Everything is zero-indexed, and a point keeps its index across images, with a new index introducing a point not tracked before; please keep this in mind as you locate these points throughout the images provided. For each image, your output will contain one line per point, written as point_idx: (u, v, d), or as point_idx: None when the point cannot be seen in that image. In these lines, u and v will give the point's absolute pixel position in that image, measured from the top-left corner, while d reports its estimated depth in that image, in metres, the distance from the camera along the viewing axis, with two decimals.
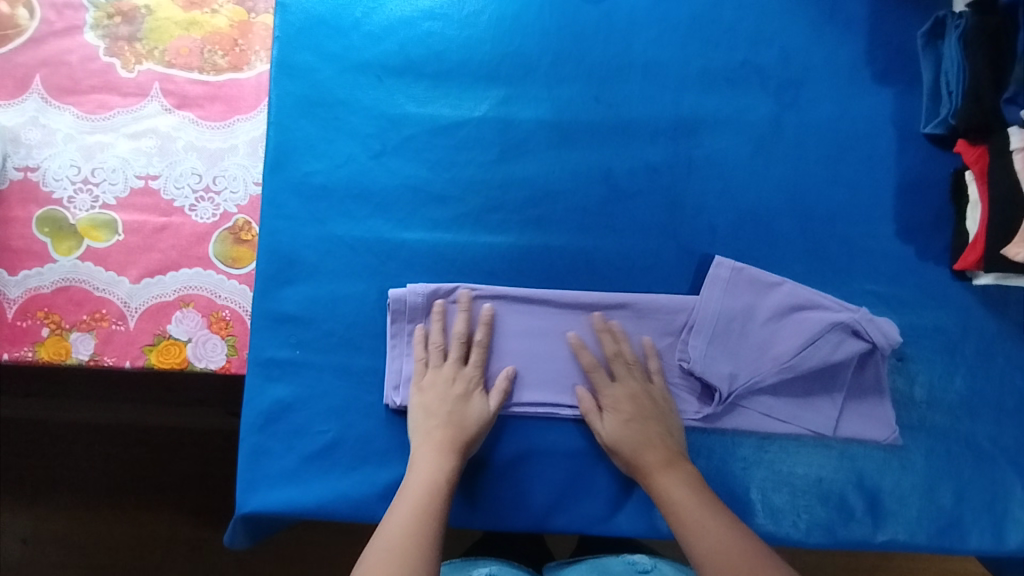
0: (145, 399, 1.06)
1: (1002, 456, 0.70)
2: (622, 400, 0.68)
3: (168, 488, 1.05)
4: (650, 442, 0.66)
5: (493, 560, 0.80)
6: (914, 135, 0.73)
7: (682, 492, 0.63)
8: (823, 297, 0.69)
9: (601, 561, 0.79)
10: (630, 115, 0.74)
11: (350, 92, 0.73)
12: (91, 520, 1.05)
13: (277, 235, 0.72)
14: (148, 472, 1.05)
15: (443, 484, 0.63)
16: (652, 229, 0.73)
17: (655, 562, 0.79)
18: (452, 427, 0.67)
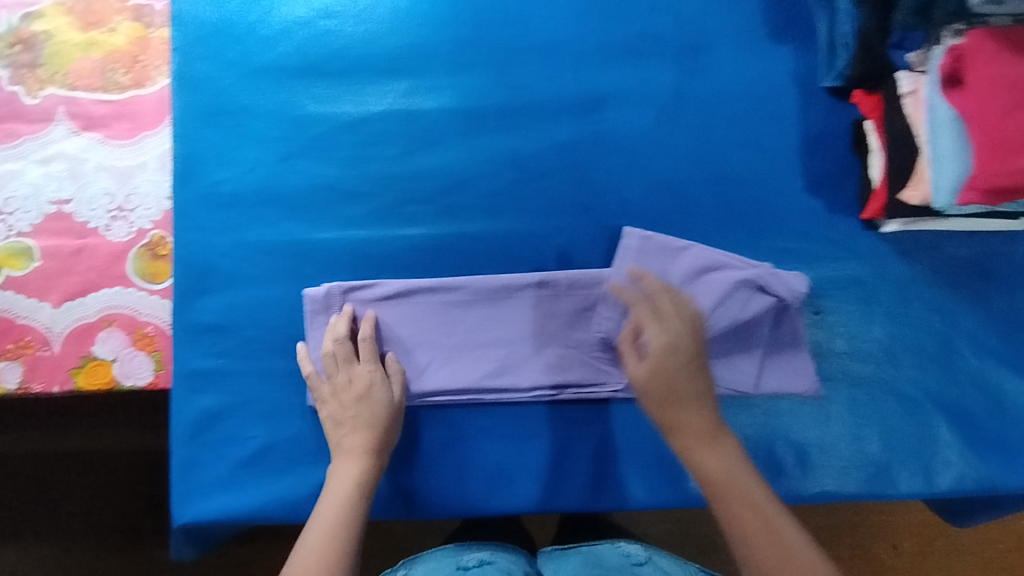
0: (70, 423, 1.02)
1: (926, 399, 0.71)
2: (669, 343, 0.66)
3: (115, 520, 1.01)
4: (684, 380, 0.65)
5: (487, 546, 0.80)
6: (815, 90, 0.73)
7: (723, 462, 0.62)
8: (729, 257, 0.71)
9: (596, 550, 0.79)
10: (534, 96, 0.73)
11: (253, 98, 0.73)
12: (39, 557, 1.01)
13: (191, 247, 0.72)
14: (91, 504, 1.01)
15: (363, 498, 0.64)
16: (565, 207, 0.72)
17: (650, 555, 0.78)
18: (363, 427, 0.67)
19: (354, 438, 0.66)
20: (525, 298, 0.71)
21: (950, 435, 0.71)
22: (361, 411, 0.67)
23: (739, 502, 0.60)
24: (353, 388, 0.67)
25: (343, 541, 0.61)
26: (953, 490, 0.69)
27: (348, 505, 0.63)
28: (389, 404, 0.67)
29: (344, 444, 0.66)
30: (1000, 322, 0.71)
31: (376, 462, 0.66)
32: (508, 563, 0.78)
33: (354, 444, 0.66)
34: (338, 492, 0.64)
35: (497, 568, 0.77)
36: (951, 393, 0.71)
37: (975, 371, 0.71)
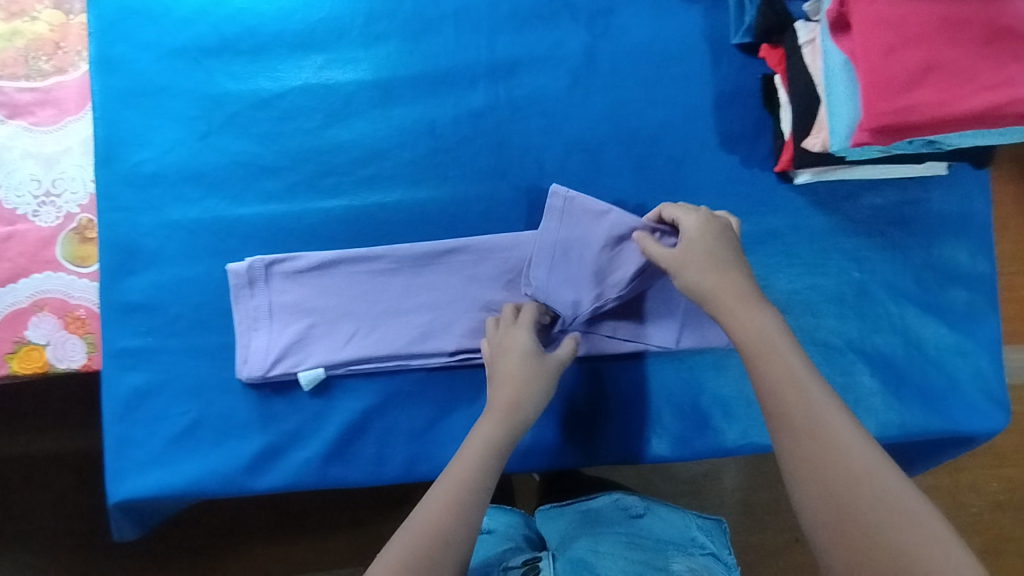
0: None
1: (848, 348, 0.72)
2: (700, 259, 0.60)
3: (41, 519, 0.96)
4: (729, 284, 0.59)
5: (486, 510, 0.82)
6: (726, 47, 0.74)
7: (781, 360, 0.53)
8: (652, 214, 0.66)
9: (595, 508, 0.80)
10: (448, 64, 0.73)
11: (171, 78, 0.73)
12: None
13: (115, 227, 0.73)
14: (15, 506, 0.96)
15: (499, 454, 0.58)
16: (484, 173, 0.73)
17: (648, 504, 0.79)
18: (516, 381, 0.62)
19: (499, 393, 0.62)
20: (446, 263, 0.72)
21: (873, 382, 0.71)
22: (520, 368, 0.63)
23: (795, 405, 0.50)
24: (507, 344, 0.65)
25: (479, 490, 0.55)
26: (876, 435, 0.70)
27: (487, 463, 0.57)
28: (544, 367, 0.64)
29: (495, 401, 0.62)
30: (916, 268, 0.73)
31: (519, 420, 0.61)
32: (507, 526, 0.79)
33: (500, 403, 0.61)
34: (476, 450, 0.58)
35: (498, 534, 0.77)
36: (872, 341, 0.72)
37: (894, 318, 0.72)
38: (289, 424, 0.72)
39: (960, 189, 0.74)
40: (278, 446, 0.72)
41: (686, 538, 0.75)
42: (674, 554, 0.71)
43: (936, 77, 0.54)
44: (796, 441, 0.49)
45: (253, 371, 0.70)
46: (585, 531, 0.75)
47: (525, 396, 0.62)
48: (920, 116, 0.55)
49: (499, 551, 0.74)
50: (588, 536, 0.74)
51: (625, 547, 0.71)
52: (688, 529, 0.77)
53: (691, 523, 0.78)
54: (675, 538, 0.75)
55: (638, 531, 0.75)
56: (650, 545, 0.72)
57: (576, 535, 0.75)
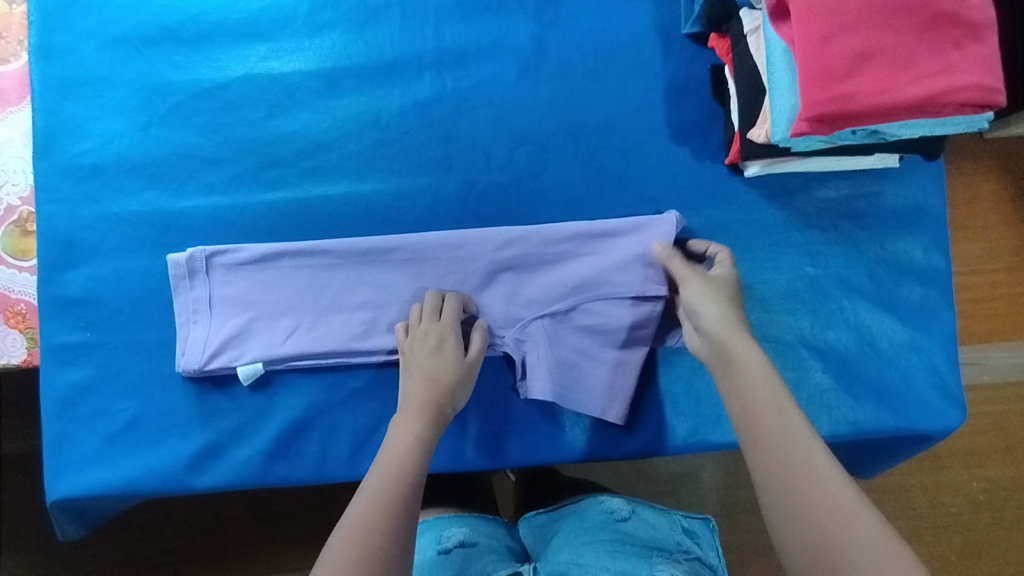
0: None
1: (802, 344, 0.70)
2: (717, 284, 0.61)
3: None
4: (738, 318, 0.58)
5: (467, 522, 0.79)
6: (676, 37, 0.73)
7: (757, 367, 0.54)
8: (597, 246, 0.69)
9: (579, 513, 0.78)
10: (393, 54, 0.73)
11: (112, 68, 0.73)
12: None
13: (54, 220, 0.72)
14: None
15: (423, 447, 0.58)
16: (430, 165, 0.72)
17: (634, 508, 0.77)
18: (426, 383, 0.62)
19: (412, 393, 0.62)
20: (386, 260, 0.70)
21: (826, 379, 0.70)
22: (431, 363, 0.63)
23: (779, 436, 0.49)
24: (418, 342, 0.65)
25: (404, 481, 0.54)
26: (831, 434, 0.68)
27: (409, 456, 0.56)
28: (461, 362, 0.64)
29: (407, 400, 0.62)
30: (871, 262, 0.72)
31: (438, 412, 0.61)
32: (490, 538, 0.77)
33: (415, 400, 0.61)
34: (398, 446, 0.57)
35: (478, 547, 0.75)
36: (827, 337, 0.71)
37: (848, 313, 0.71)
38: (230, 423, 0.70)
39: (916, 182, 0.72)
40: (219, 444, 0.70)
41: (673, 543, 0.72)
42: (660, 558, 0.68)
43: (874, 65, 0.53)
44: (777, 477, 0.48)
45: (191, 364, 0.69)
46: (568, 541, 0.73)
47: (439, 392, 0.62)
48: (858, 104, 0.53)
49: (482, 564, 0.72)
50: (570, 548, 0.71)
51: (609, 556, 0.68)
52: (674, 533, 0.74)
53: (677, 526, 0.76)
54: (661, 542, 0.72)
55: (622, 537, 0.72)
56: (635, 550, 0.69)
57: (559, 547, 0.72)
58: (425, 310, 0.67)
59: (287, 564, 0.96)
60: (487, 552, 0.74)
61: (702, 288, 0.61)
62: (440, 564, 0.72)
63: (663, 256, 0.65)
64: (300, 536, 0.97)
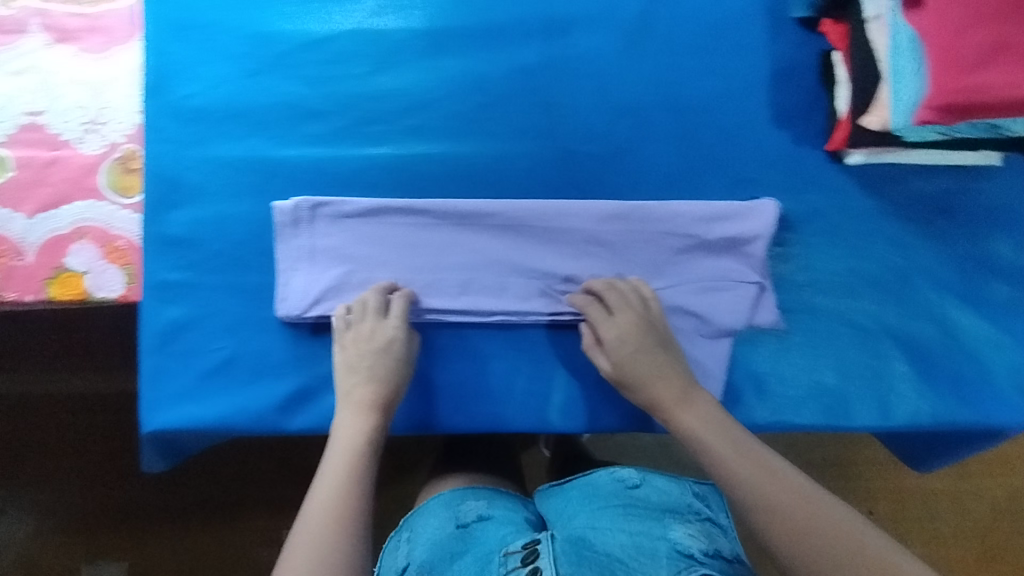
0: (58, 367, 1.10)
1: (885, 332, 0.72)
2: (625, 331, 0.66)
3: (106, 441, 1.11)
4: (658, 373, 0.66)
5: (485, 498, 0.83)
6: (785, 20, 0.73)
7: (693, 410, 0.65)
8: (698, 228, 0.70)
9: (592, 481, 0.83)
10: (501, 19, 0.74)
11: (223, 14, 0.74)
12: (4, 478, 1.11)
13: (160, 160, 0.73)
14: (70, 423, 1.10)
15: (366, 455, 0.65)
16: (530, 132, 0.73)
17: (643, 475, 0.83)
18: (373, 383, 0.67)
19: (359, 389, 0.67)
20: (485, 225, 0.72)
21: (908, 370, 0.71)
22: (375, 361, 0.67)
23: (762, 479, 0.60)
24: (367, 338, 0.67)
25: (350, 489, 0.63)
26: (907, 422, 0.70)
27: (356, 463, 0.64)
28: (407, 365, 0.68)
29: (353, 394, 0.67)
30: (961, 258, 0.73)
31: (383, 413, 0.67)
32: (504, 510, 0.81)
33: (357, 396, 0.67)
34: (346, 448, 0.65)
35: (496, 521, 0.79)
36: (912, 329, 0.72)
37: (933, 307, 0.72)
38: (325, 373, 0.73)
39: (1010, 182, 0.73)
40: (311, 388, 0.72)
41: (684, 504, 0.79)
42: (673, 519, 0.76)
43: (1008, 57, 0.55)
44: (774, 527, 0.57)
45: (291, 310, 0.71)
46: (582, 508, 0.78)
47: (371, 399, 0.67)
48: (988, 96, 0.55)
49: (500, 535, 0.76)
50: (585, 513, 0.77)
51: (624, 521, 0.75)
52: (684, 495, 0.80)
53: (688, 490, 0.81)
54: (672, 505, 0.78)
55: (636, 501, 0.78)
56: (649, 514, 0.76)
57: (573, 512, 0.78)
58: (364, 307, 0.69)
59: None
60: (506, 522, 0.78)
61: (613, 332, 0.67)
62: (458, 537, 0.76)
63: (585, 303, 0.69)
64: None
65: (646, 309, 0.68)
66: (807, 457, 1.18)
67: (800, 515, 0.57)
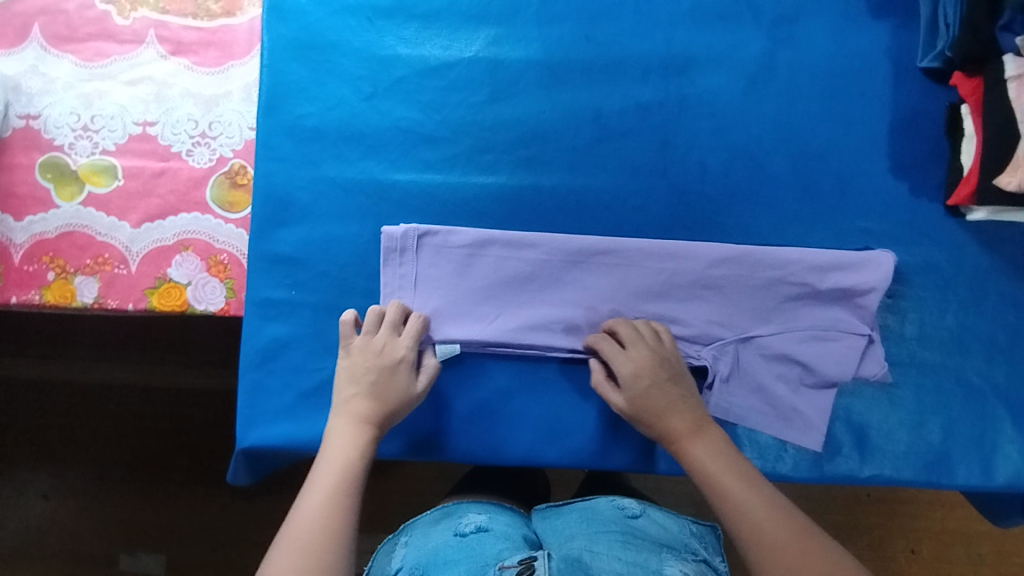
0: (155, 357, 1.21)
1: (993, 393, 0.71)
2: (640, 366, 0.66)
3: (190, 429, 1.20)
4: (672, 408, 0.67)
5: (489, 512, 0.84)
6: (910, 69, 0.72)
7: (697, 441, 0.66)
8: (811, 277, 0.70)
9: (594, 508, 0.83)
10: (621, 53, 0.73)
11: (343, 35, 0.74)
12: (93, 463, 1.21)
13: (272, 177, 0.73)
14: (163, 410, 1.21)
15: (355, 466, 0.65)
16: (643, 169, 0.73)
17: (644, 508, 0.84)
18: (373, 399, 0.68)
19: (356, 402, 0.68)
20: (592, 262, 0.72)
21: (1014, 432, 0.70)
22: (381, 378, 0.68)
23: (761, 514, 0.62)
24: (375, 355, 0.68)
25: (339, 502, 0.64)
26: (1011, 484, 0.69)
27: (346, 473, 0.65)
28: (409, 390, 0.68)
29: (351, 405, 0.68)
30: None
31: (376, 428, 0.68)
32: (505, 528, 0.81)
33: (352, 408, 0.68)
34: (341, 458, 0.65)
35: (495, 535, 0.79)
36: (1019, 390, 0.71)
37: None
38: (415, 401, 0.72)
39: None
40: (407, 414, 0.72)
41: (681, 542, 0.80)
42: (670, 555, 0.76)
43: None
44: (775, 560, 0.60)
45: None
46: (581, 529, 0.78)
47: (365, 416, 0.67)
48: None
49: (495, 550, 0.75)
50: (583, 535, 0.77)
51: (622, 547, 0.75)
52: (682, 534, 0.81)
53: (684, 529, 0.83)
54: (670, 540, 0.79)
55: (634, 531, 0.79)
56: (647, 545, 0.76)
57: (572, 533, 0.78)
58: (389, 319, 0.70)
59: None
60: (503, 537, 0.78)
61: (629, 368, 0.67)
62: (456, 546, 0.77)
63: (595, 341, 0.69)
64: None
65: (659, 344, 0.69)
66: (859, 496, 1.20)
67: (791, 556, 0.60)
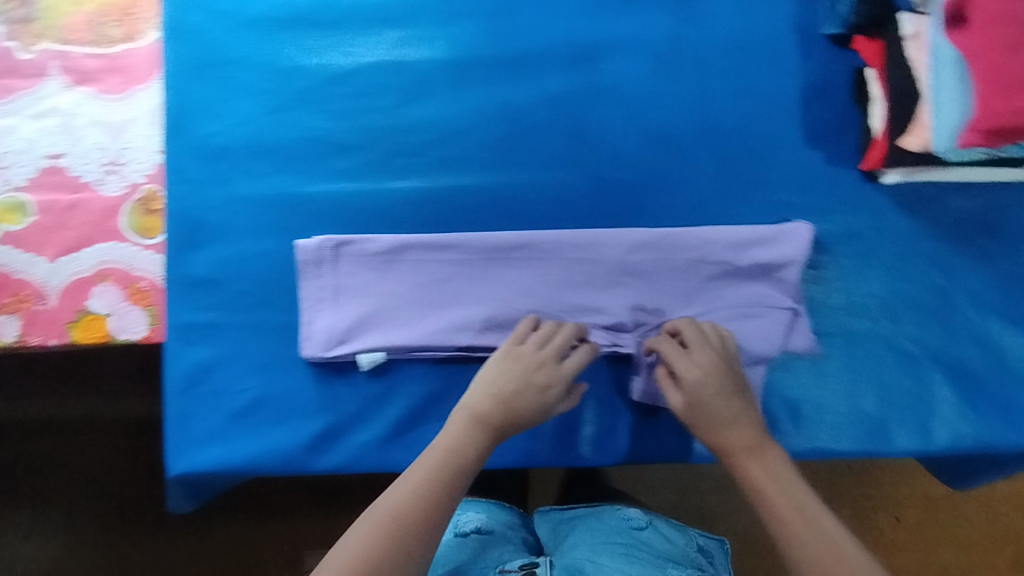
0: (69, 392, 1.07)
1: (926, 356, 0.70)
2: (699, 377, 0.64)
3: (115, 468, 1.07)
4: (735, 422, 0.63)
5: (485, 509, 0.85)
6: (817, 38, 0.71)
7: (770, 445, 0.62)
8: (727, 256, 0.69)
9: (595, 515, 0.83)
10: (527, 45, 0.72)
11: (244, 49, 0.72)
12: (4, 522, 1.07)
13: (183, 201, 0.72)
14: (83, 449, 1.07)
15: (465, 458, 0.62)
16: (558, 160, 0.71)
17: (650, 519, 0.83)
18: (500, 405, 0.65)
19: (484, 404, 0.65)
20: (512, 259, 0.71)
21: (951, 394, 0.69)
22: (506, 389, 0.65)
23: (801, 526, 0.58)
24: (534, 366, 0.65)
25: (447, 494, 0.60)
26: (950, 447, 0.68)
27: (456, 460, 0.62)
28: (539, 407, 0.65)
29: (477, 409, 0.65)
30: (1004, 278, 0.70)
31: (495, 435, 0.65)
32: (505, 529, 0.84)
33: (482, 410, 0.65)
34: (452, 449, 0.62)
35: (495, 538, 0.81)
36: (955, 352, 0.70)
37: (976, 329, 0.70)
38: (348, 412, 0.72)
39: None
40: (337, 427, 0.72)
41: (687, 557, 0.78)
42: (674, 570, 0.75)
43: None
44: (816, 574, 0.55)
45: (317, 350, 0.71)
46: (585, 539, 0.79)
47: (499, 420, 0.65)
48: None
49: (496, 553, 0.78)
50: (586, 544, 0.78)
51: (625, 560, 0.75)
52: (688, 547, 0.80)
53: (691, 542, 0.81)
54: (675, 555, 0.78)
55: (639, 543, 0.78)
56: (650, 559, 0.75)
57: (574, 542, 0.79)
58: (552, 334, 0.67)
59: None
60: (504, 541, 0.80)
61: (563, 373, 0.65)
62: (460, 546, 0.78)
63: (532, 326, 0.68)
64: None
65: (722, 346, 0.66)
66: (840, 468, 1.17)
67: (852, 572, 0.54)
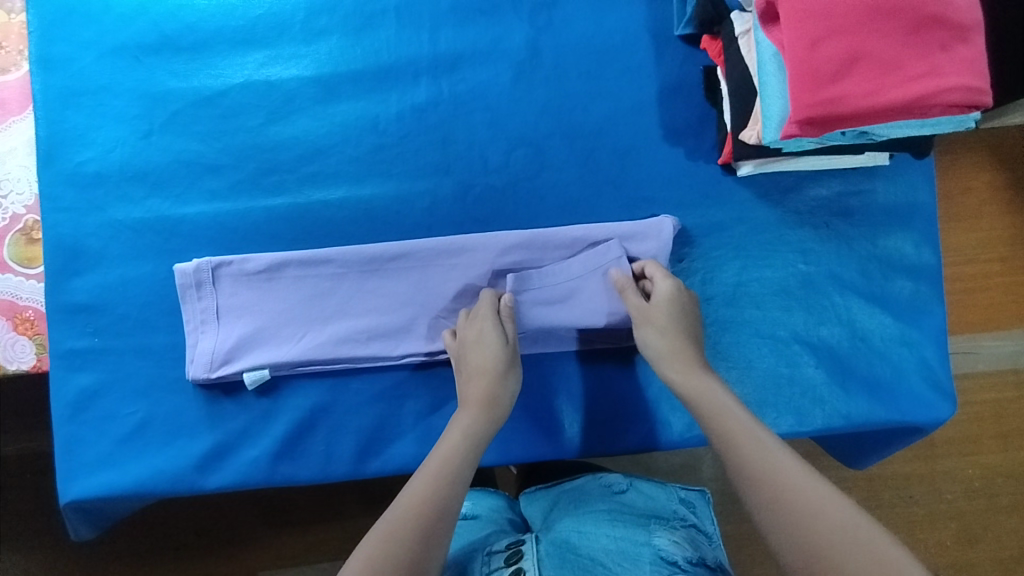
0: None
1: (796, 340, 0.71)
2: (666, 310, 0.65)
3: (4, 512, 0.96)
4: (673, 346, 0.63)
5: (471, 495, 0.78)
6: (669, 39, 0.75)
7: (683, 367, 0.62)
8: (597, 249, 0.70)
9: (576, 487, 0.76)
10: (389, 59, 0.74)
11: (112, 77, 0.74)
12: None
13: (59, 228, 0.73)
14: None
15: (477, 444, 0.60)
16: (428, 168, 0.73)
17: (631, 480, 0.75)
18: (487, 377, 0.64)
19: (474, 386, 0.64)
20: (391, 269, 0.72)
21: (824, 374, 0.71)
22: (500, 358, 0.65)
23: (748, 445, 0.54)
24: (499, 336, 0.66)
25: (451, 486, 0.56)
26: (825, 426, 0.69)
27: (460, 454, 0.59)
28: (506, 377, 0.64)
29: (472, 390, 0.64)
30: (863, 259, 0.73)
31: (494, 417, 0.63)
32: (491, 511, 0.76)
33: (474, 397, 0.63)
34: (448, 444, 0.60)
35: (480, 521, 0.74)
36: (826, 333, 0.72)
37: (840, 310, 0.72)
38: (237, 428, 0.72)
39: (905, 180, 0.74)
40: (227, 444, 0.71)
41: (669, 510, 0.72)
42: (659, 526, 0.68)
43: (861, 69, 0.54)
44: (763, 490, 0.51)
45: (199, 373, 0.70)
46: (567, 512, 0.71)
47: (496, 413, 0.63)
48: (847, 107, 0.54)
49: (484, 536, 0.71)
50: (569, 516, 0.70)
51: (610, 523, 0.68)
52: (671, 501, 0.73)
53: (673, 495, 0.74)
54: (658, 511, 0.71)
55: (621, 506, 0.71)
56: (634, 519, 0.68)
57: (559, 515, 0.72)
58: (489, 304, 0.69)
59: (297, 558, 0.96)
60: (489, 523, 0.73)
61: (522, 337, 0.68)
62: None
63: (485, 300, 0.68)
64: (317, 535, 0.97)
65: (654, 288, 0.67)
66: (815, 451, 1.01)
67: (796, 479, 0.50)
